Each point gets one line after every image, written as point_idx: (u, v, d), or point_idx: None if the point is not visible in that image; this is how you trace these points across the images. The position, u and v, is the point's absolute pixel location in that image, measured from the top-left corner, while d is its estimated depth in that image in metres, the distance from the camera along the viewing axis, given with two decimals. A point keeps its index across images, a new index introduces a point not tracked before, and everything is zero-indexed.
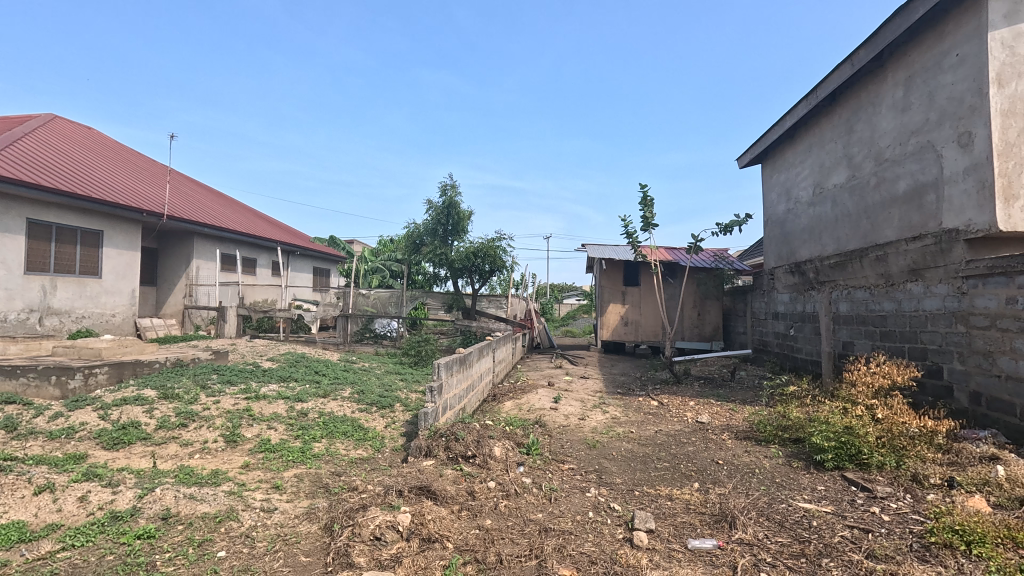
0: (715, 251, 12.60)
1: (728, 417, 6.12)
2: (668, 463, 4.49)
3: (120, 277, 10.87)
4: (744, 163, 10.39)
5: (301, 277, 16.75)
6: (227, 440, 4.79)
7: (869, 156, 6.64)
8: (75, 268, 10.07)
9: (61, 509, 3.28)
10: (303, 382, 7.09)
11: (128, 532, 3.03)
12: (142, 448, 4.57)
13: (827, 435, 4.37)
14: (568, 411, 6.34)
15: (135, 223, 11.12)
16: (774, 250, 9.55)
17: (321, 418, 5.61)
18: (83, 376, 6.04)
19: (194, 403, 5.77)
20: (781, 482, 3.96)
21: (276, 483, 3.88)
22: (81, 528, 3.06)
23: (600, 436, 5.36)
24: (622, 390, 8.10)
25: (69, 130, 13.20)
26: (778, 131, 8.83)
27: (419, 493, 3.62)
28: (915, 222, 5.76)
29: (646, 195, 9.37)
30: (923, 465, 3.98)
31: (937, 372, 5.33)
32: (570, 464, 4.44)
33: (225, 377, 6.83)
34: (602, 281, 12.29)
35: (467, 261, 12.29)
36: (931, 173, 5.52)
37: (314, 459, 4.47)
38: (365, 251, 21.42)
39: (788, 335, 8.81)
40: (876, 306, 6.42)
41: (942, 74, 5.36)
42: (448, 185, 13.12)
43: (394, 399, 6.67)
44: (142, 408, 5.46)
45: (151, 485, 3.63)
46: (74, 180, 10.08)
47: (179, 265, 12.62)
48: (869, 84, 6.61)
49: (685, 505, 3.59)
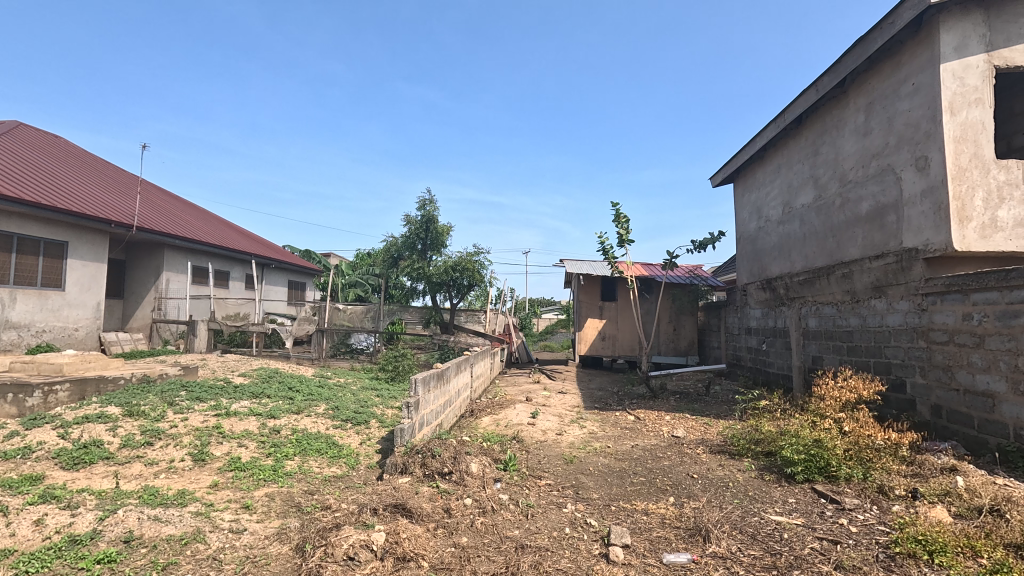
0: (689, 268, 12.94)
1: (702, 431, 6.20)
2: (644, 478, 4.53)
3: (84, 289, 10.51)
4: (717, 181, 10.67)
5: (275, 290, 16.52)
6: (194, 459, 4.65)
7: (834, 177, 6.91)
8: (37, 280, 9.70)
9: (15, 533, 3.13)
10: (277, 398, 6.92)
11: (87, 556, 2.90)
12: (104, 468, 4.40)
13: (798, 448, 4.49)
14: (546, 427, 6.35)
15: (101, 234, 10.77)
16: (746, 266, 9.78)
17: (295, 435, 5.49)
18: (43, 393, 5.79)
19: (161, 420, 5.58)
20: (754, 496, 4.03)
21: (246, 503, 3.77)
22: (37, 553, 2.91)
23: (577, 451, 5.37)
24: (600, 404, 8.16)
25: (34, 138, 12.75)
26: (749, 151, 9.11)
27: (394, 510, 3.57)
28: (878, 241, 5.99)
29: (620, 212, 9.56)
30: (888, 476, 4.10)
31: (901, 386, 5.52)
32: (547, 480, 4.44)
33: (194, 394, 6.61)
34: (580, 296, 12.45)
35: (446, 275, 12.23)
36: (891, 194, 5.78)
37: (287, 478, 4.38)
38: (344, 264, 21.31)
39: (760, 349, 9.03)
40: (843, 322, 6.63)
41: (899, 100, 5.67)
42: (427, 199, 13.21)
43: (370, 414, 6.57)
44: (105, 425, 5.27)
45: (114, 507, 3.50)
46: (38, 189, 9.75)
47: (148, 278, 12.27)
48: (833, 109, 6.92)
49: (661, 519, 3.62)
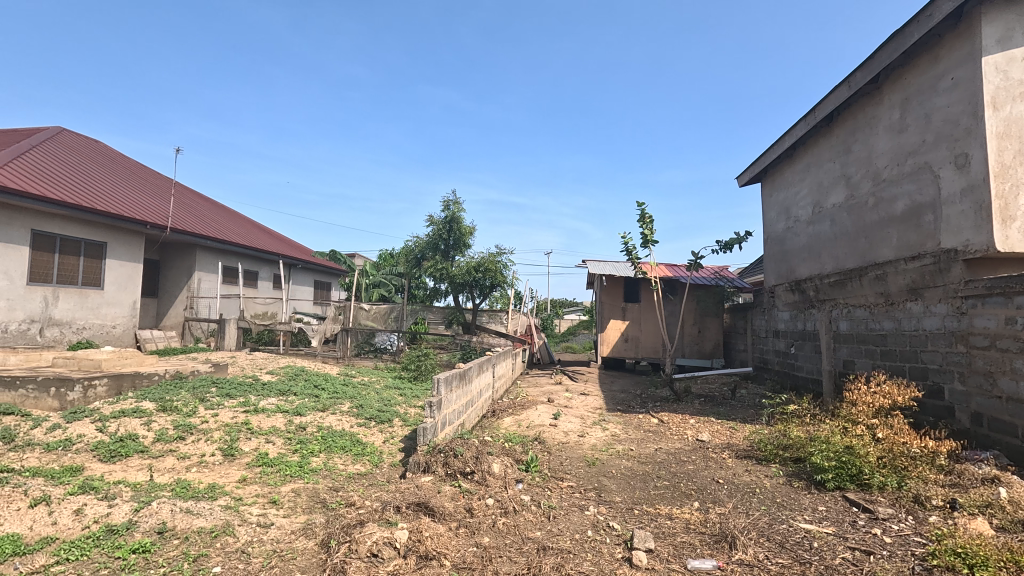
0: (714, 269, 12.72)
1: (728, 435, 6.08)
2: (668, 482, 4.46)
3: (121, 288, 10.91)
4: (743, 181, 10.47)
5: (302, 291, 16.88)
6: (224, 454, 4.78)
7: (867, 176, 6.70)
8: (78, 279, 10.10)
9: (56, 522, 3.27)
10: (303, 396, 7.05)
11: (123, 545, 3.00)
12: (139, 461, 4.56)
13: (828, 455, 4.36)
14: (568, 428, 6.31)
15: (137, 235, 11.16)
16: (774, 267, 9.56)
17: (320, 432, 5.59)
18: (83, 387, 6.02)
19: (193, 415, 5.75)
20: (782, 503, 3.93)
21: (273, 498, 3.85)
22: (77, 542, 3.03)
23: (600, 454, 5.33)
24: (623, 406, 8.07)
25: (75, 143, 13.29)
26: (777, 150, 8.92)
27: (417, 509, 3.60)
28: (914, 241, 5.78)
29: (644, 212, 9.45)
30: (925, 486, 3.95)
31: (938, 392, 5.32)
32: (569, 482, 4.41)
33: (224, 390, 6.79)
34: (602, 297, 12.37)
35: (468, 276, 12.29)
36: (928, 193, 5.57)
37: (312, 474, 4.46)
38: (368, 265, 21.62)
39: (788, 353, 8.81)
40: (876, 325, 6.42)
41: (935, 96, 5.48)
42: (451, 200, 13.31)
43: (394, 413, 6.65)
44: (140, 420, 5.46)
45: (148, 499, 3.62)
46: (79, 192, 10.14)
47: (181, 277, 12.66)
48: (866, 106, 6.71)
49: (685, 524, 3.57)
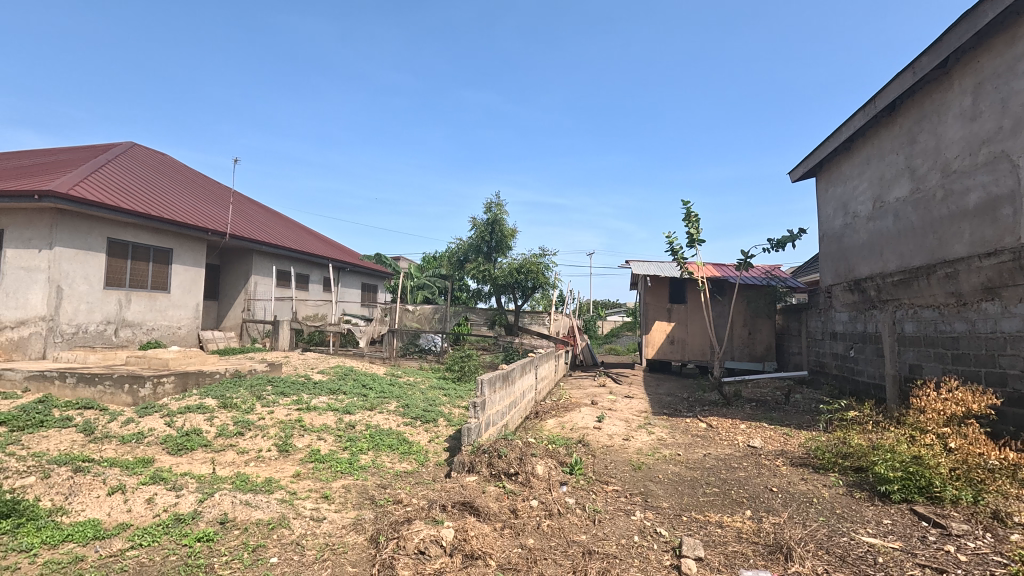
0: (765, 269, 12.23)
1: (782, 442, 5.82)
2: (718, 489, 4.32)
3: (185, 291, 11.61)
4: (796, 176, 10.02)
5: (350, 293, 17.45)
6: (279, 449, 5.00)
7: (935, 167, 6.27)
8: (148, 283, 10.81)
9: (131, 509, 3.52)
10: (352, 395, 7.27)
11: (189, 533, 3.20)
12: (203, 454, 4.84)
13: (894, 465, 4.10)
14: (612, 431, 6.22)
15: (199, 241, 11.85)
16: (831, 266, 9.09)
17: (368, 431, 5.75)
18: (153, 384, 6.45)
19: (250, 412, 6.05)
20: (842, 514, 3.72)
21: (325, 493, 4.00)
22: (148, 529, 3.25)
23: (646, 458, 5.23)
24: (669, 410, 7.88)
25: (145, 156, 14.28)
26: (833, 143, 8.48)
27: (462, 508, 3.64)
28: (989, 236, 5.37)
29: (689, 211, 9.20)
30: (1006, 501, 3.65)
31: (1020, 400, 4.90)
32: (614, 486, 4.35)
33: (279, 389, 7.10)
34: (647, 297, 12.13)
35: (510, 277, 12.33)
36: (1005, 185, 5.16)
37: (361, 471, 4.60)
38: (413, 267, 22.11)
39: (847, 356, 8.36)
40: (945, 327, 5.99)
41: (1014, 79, 5.07)
42: (493, 203, 13.41)
43: (438, 413, 6.76)
44: (203, 416, 5.79)
45: (211, 490, 3.83)
46: (148, 202, 10.88)
47: (239, 281, 13.34)
48: (933, 93, 6.29)
49: (737, 533, 3.44)
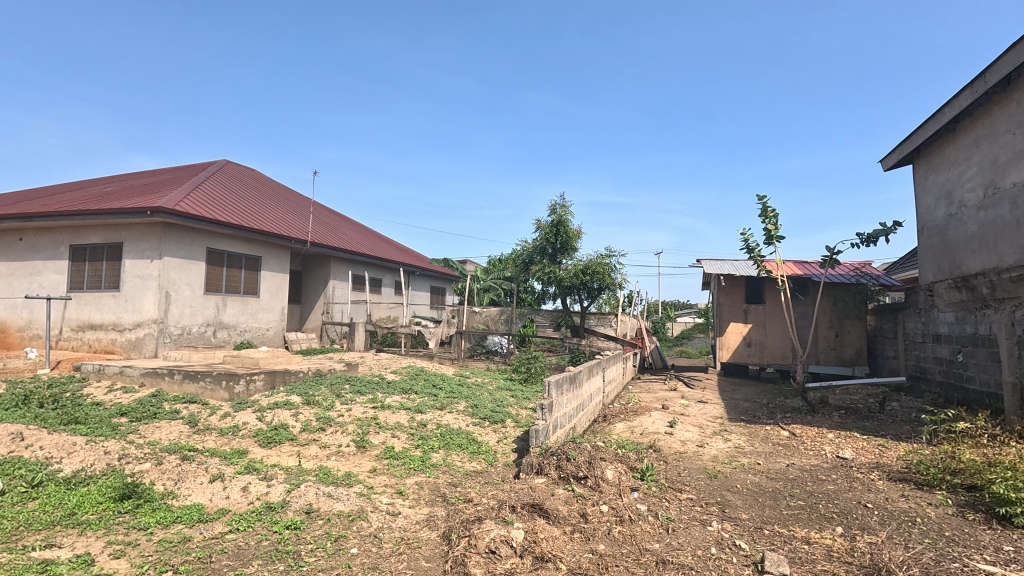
0: (854, 266, 11.29)
1: (877, 454, 5.34)
2: (804, 502, 4.03)
3: (273, 295, 12.53)
4: (889, 165, 9.18)
5: (420, 296, 18.05)
6: (357, 445, 5.26)
7: None
8: (241, 288, 11.78)
9: (229, 496, 3.85)
10: (423, 394, 7.51)
11: (279, 521, 3.44)
12: (290, 447, 5.19)
13: (1017, 485, 3.62)
14: (685, 437, 5.99)
15: (284, 249, 12.75)
16: (933, 262, 8.23)
17: (439, 430, 5.92)
18: (246, 381, 7.01)
19: (331, 409, 6.42)
20: (952, 537, 3.35)
21: (399, 489, 4.16)
22: (244, 515, 3.53)
23: (722, 466, 4.98)
24: (747, 416, 7.47)
25: (237, 172, 15.61)
26: (933, 126, 7.69)
27: (531, 510, 3.65)
28: None
29: (766, 206, 8.68)
30: None
31: None
32: (688, 494, 4.18)
33: (356, 387, 7.48)
34: (720, 298, 11.59)
35: (576, 279, 12.23)
36: None
37: (433, 469, 4.73)
38: (479, 270, 22.52)
39: (954, 361, 7.53)
40: None
41: None
42: (558, 204, 13.36)
43: (506, 414, 6.82)
44: (290, 411, 6.22)
45: (297, 481, 4.11)
46: (240, 214, 11.86)
47: (319, 285, 14.20)
48: None
49: (827, 551, 3.20)
